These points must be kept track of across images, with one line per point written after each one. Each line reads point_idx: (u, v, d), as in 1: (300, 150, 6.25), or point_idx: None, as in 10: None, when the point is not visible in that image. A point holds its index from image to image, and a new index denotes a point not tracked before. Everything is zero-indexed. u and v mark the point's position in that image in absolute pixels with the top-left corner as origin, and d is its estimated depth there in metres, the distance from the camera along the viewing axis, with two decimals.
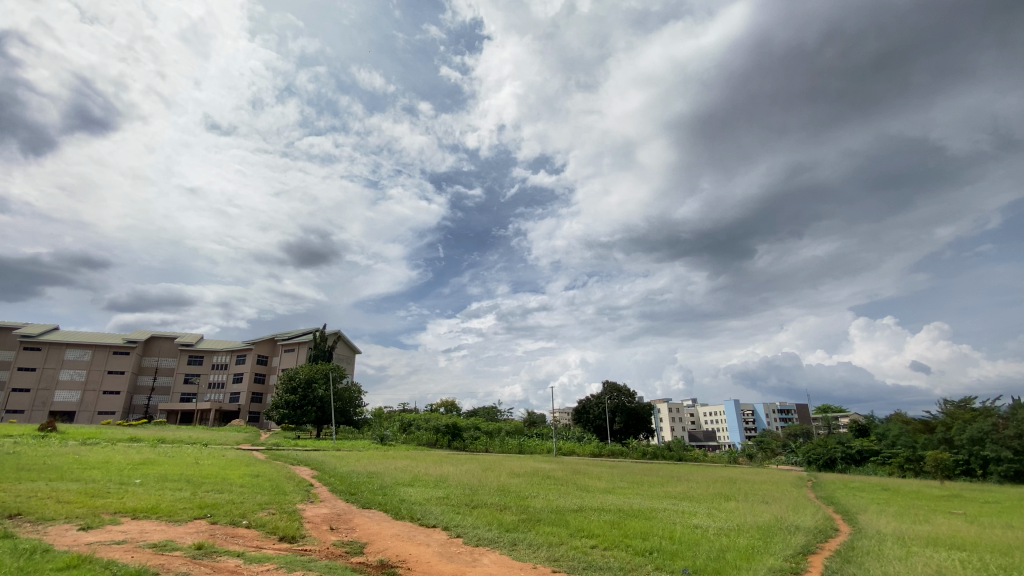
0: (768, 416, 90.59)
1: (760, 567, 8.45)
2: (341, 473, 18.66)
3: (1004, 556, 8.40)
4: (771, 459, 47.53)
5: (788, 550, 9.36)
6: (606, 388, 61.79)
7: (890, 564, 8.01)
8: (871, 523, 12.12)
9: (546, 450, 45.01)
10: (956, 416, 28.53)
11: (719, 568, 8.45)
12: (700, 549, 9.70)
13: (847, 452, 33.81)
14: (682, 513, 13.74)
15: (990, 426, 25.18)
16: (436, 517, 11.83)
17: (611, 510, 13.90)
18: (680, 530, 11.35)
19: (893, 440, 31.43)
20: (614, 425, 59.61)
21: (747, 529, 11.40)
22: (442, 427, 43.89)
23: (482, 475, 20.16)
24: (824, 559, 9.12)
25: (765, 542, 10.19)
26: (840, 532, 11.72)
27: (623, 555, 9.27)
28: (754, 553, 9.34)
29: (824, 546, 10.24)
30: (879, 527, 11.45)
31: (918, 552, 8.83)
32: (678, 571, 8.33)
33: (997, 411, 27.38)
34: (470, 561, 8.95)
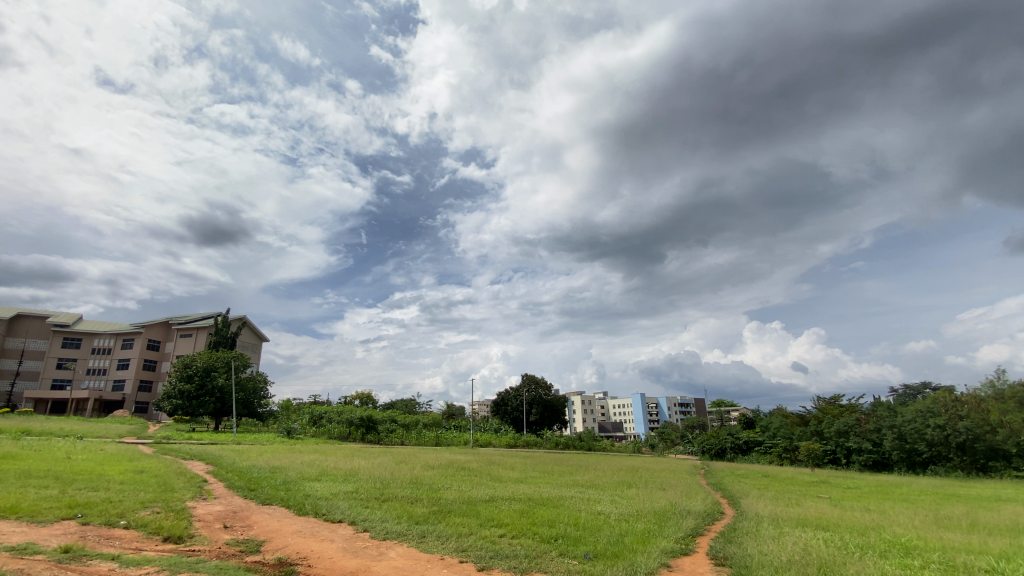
0: (670, 409, 97.42)
1: (654, 549, 9.04)
2: (239, 468, 17.40)
3: (859, 535, 9.66)
4: (671, 449, 51.16)
5: (679, 533, 10.13)
6: (525, 380, 63.21)
7: (764, 543, 8.94)
8: (750, 506, 13.48)
9: (463, 442, 45.08)
10: (826, 411, 32.59)
11: (618, 551, 8.93)
12: (601, 534, 10.21)
13: (736, 442, 37.22)
14: (587, 500, 14.40)
15: (854, 421, 28.84)
16: (342, 512, 11.44)
17: (521, 500, 14.24)
18: (584, 517, 11.88)
19: (774, 432, 35.00)
20: (531, 417, 61.13)
21: (644, 514, 12.19)
22: (356, 420, 42.47)
23: (394, 468, 19.79)
24: (709, 540, 9.99)
25: (660, 525, 10.97)
26: (725, 515, 12.92)
27: (529, 543, 9.52)
28: (649, 536, 10.01)
29: (710, 527, 11.24)
30: (758, 510, 12.75)
31: (789, 532, 9.95)
32: (580, 556, 8.70)
33: (858, 407, 31.59)
34: (376, 556, 8.74)
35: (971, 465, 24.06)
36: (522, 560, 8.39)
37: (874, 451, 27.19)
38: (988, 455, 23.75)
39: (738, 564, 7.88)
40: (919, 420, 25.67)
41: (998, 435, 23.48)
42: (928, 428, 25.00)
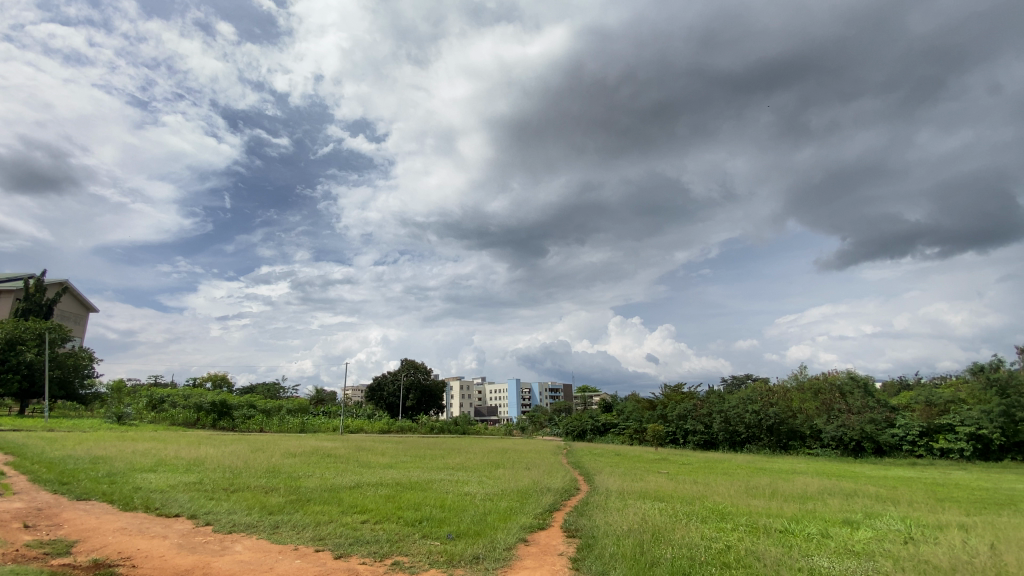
0: (542, 394, 102.88)
1: (514, 525, 9.50)
2: (50, 458, 14.60)
3: (687, 505, 11.12)
4: (540, 431, 54.05)
5: (538, 509, 10.78)
6: (403, 365, 62.08)
7: (611, 515, 9.88)
8: (602, 482, 14.86)
9: (332, 429, 42.94)
10: (671, 397, 36.88)
11: (480, 529, 9.22)
12: (466, 514, 10.45)
13: (595, 424, 40.69)
14: (455, 482, 14.67)
15: (691, 407, 33.00)
16: (182, 505, 10.23)
17: (387, 485, 13.99)
18: (451, 498, 12.06)
19: (627, 416, 38.62)
20: (407, 402, 60.14)
21: (508, 493, 12.77)
22: (207, 404, 38.18)
23: (249, 456, 18.16)
24: (564, 514, 10.79)
25: (522, 503, 11.55)
26: (580, 490, 14.05)
27: (393, 527, 9.42)
28: (511, 513, 10.51)
29: (566, 502, 12.15)
30: (608, 485, 14.08)
31: (632, 503, 11.15)
32: (443, 537, 8.81)
33: (695, 394, 36.29)
34: (219, 551, 7.96)
35: (776, 443, 28.91)
36: (384, 545, 8.26)
37: (706, 432, 31.48)
38: (788, 435, 28.66)
39: (587, 535, 8.61)
40: (741, 406, 30.26)
41: (796, 418, 28.54)
42: (747, 413, 29.63)
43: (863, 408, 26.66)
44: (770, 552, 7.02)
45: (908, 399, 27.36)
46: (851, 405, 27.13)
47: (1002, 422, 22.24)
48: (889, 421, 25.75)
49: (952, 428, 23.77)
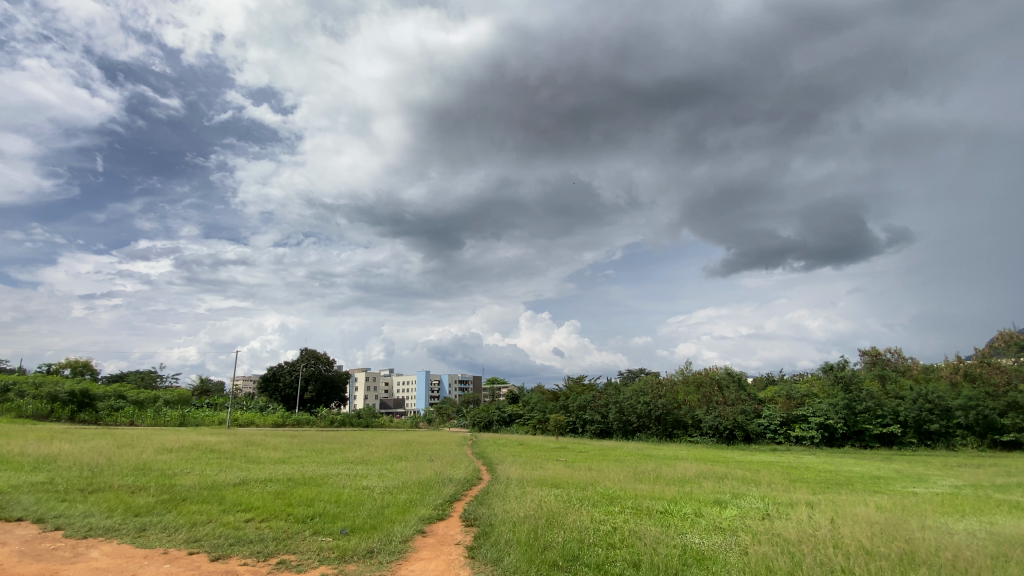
0: (451, 386, 102.38)
1: (412, 518, 9.38)
2: None
3: (580, 491, 11.71)
4: (446, 423, 53.85)
5: (438, 500, 10.76)
6: (303, 355, 58.56)
7: (510, 503, 10.13)
8: (504, 471, 15.18)
9: (219, 422, 39.38)
10: (573, 389, 38.58)
11: (376, 523, 8.99)
12: (362, 508, 10.13)
13: (501, 415, 41.51)
14: (353, 476, 14.17)
15: (591, 398, 34.85)
16: (23, 508, 8.80)
17: (277, 480, 13.13)
18: (347, 493, 11.63)
19: (532, 406, 39.72)
20: (305, 393, 56.81)
21: (409, 485, 12.59)
22: (63, 394, 33.28)
23: (114, 452, 16.08)
24: (463, 504, 10.87)
25: (422, 495, 11.45)
26: (482, 480, 14.22)
27: (281, 525, 8.87)
28: (410, 505, 10.36)
29: (467, 492, 12.25)
30: (509, 474, 14.41)
31: (531, 491, 11.51)
32: (336, 533, 8.47)
33: (595, 385, 38.32)
34: (70, 557, 6.97)
35: (662, 432, 31.42)
36: (269, 544, 7.76)
37: (602, 421, 33.40)
38: (673, 424, 31.23)
39: (485, 523, 8.75)
40: (634, 397, 32.54)
41: (680, 409, 31.15)
42: (639, 404, 31.93)
43: (736, 400, 29.86)
44: (650, 532, 7.61)
45: (772, 393, 30.98)
46: (727, 397, 30.27)
47: (844, 414, 25.93)
48: (756, 411, 29.08)
49: (806, 419, 27.35)
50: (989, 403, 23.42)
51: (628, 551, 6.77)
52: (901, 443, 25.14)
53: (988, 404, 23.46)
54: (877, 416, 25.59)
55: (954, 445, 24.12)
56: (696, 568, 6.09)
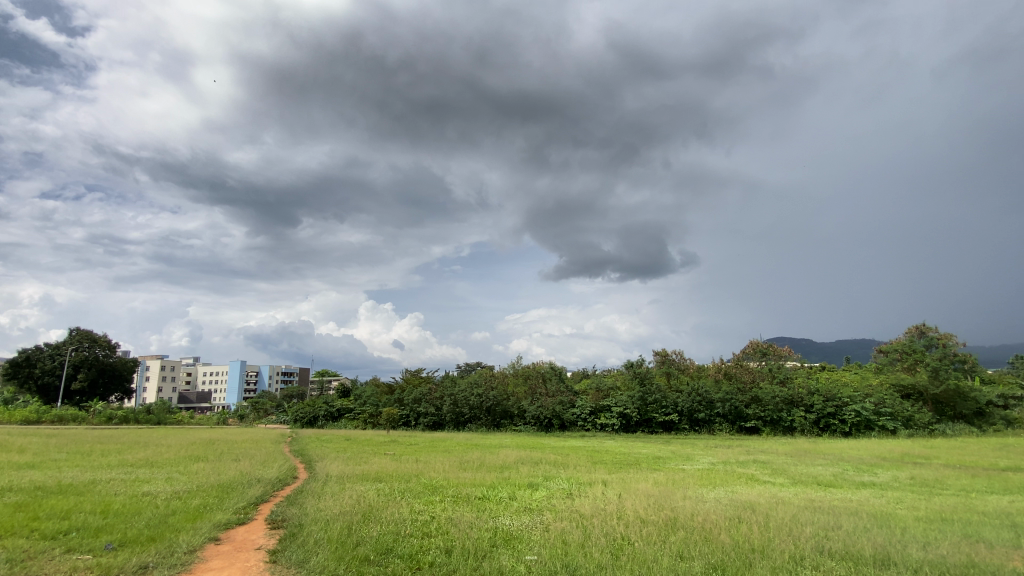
0: (271, 378, 92.55)
1: (205, 524, 8.22)
2: None
3: (403, 483, 11.57)
4: (263, 419, 48.53)
5: (240, 503, 9.63)
6: (73, 337, 47.26)
7: (325, 501, 9.53)
8: (324, 468, 14.22)
9: None
10: (409, 381, 38.19)
11: (156, 534, 7.67)
12: (139, 518, 8.54)
13: (329, 410, 38.98)
14: (131, 482, 11.83)
15: (426, 391, 34.98)
16: None
17: (17, 489, 10.30)
18: (120, 501, 9.69)
19: (364, 400, 38.11)
20: (73, 384, 45.77)
21: (204, 489, 11.00)
22: None
23: None
24: (270, 505, 9.91)
25: (220, 498, 10.11)
26: (296, 478, 13.15)
27: (16, 544, 6.98)
28: (203, 511, 9.05)
29: (277, 493, 11.21)
30: (328, 471, 13.56)
31: (350, 487, 11.01)
32: (98, 549, 6.98)
33: (431, 378, 38.46)
34: None
35: (491, 422, 32.88)
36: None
37: (435, 413, 33.66)
38: (501, 414, 32.89)
39: (293, 524, 8.10)
40: (468, 390, 33.55)
41: (509, 400, 32.99)
42: (472, 396, 33.03)
43: (556, 391, 32.89)
44: (465, 518, 7.90)
45: (585, 385, 34.77)
46: (550, 389, 33.08)
47: (639, 404, 30.47)
48: (571, 402, 32.37)
49: (610, 408, 31.26)
50: (739, 397, 29.59)
51: (442, 538, 6.91)
52: (677, 429, 30.27)
53: (738, 397, 29.59)
54: (662, 406, 30.46)
55: (714, 431, 29.70)
56: (503, 548, 6.48)
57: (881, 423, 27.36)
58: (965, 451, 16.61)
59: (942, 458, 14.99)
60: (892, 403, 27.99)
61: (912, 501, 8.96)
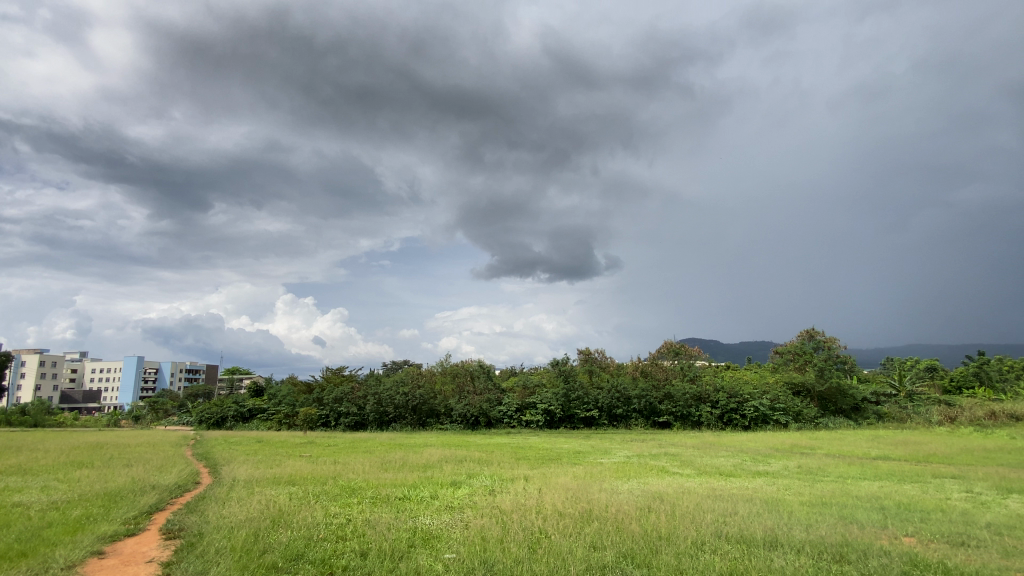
0: (174, 376, 84.84)
1: (87, 537, 7.35)
2: None
3: (318, 486, 11.04)
4: (163, 421, 44.33)
5: (130, 513, 8.72)
6: None
7: (229, 507, 8.85)
8: (230, 472, 13.23)
9: None
10: (329, 380, 36.60)
11: (26, 549, 6.74)
12: (4, 533, 7.46)
13: (239, 410, 36.45)
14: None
15: (348, 390, 33.66)
16: None
17: None
18: None
19: (279, 399, 36.00)
20: None
21: (87, 498, 9.83)
22: None
23: None
24: (167, 514, 9.08)
25: (107, 508, 9.09)
26: (198, 484, 12.12)
27: None
28: (85, 523, 8.09)
29: (174, 500, 10.28)
30: (236, 476, 12.65)
31: (260, 491, 10.33)
32: None
33: (354, 376, 37.08)
34: None
35: (416, 422, 32.33)
36: None
37: (358, 413, 32.54)
38: (427, 413, 32.44)
39: (192, 533, 7.48)
40: (393, 388, 32.75)
41: (435, 399, 32.60)
42: (397, 394, 32.28)
43: (483, 389, 33.03)
44: (383, 519, 7.70)
45: (512, 383, 35.19)
46: (478, 387, 33.15)
47: (562, 401, 31.36)
48: (498, 400, 32.60)
49: (535, 405, 31.92)
50: (653, 394, 31.36)
51: (358, 541, 6.68)
52: (597, 424, 31.40)
53: (653, 394, 31.36)
54: (584, 403, 31.52)
55: (630, 425, 31.14)
56: (421, 547, 6.41)
57: (775, 417, 30.08)
58: (843, 441, 18.75)
59: (824, 448, 16.82)
60: (785, 399, 30.94)
61: (798, 487, 9.99)
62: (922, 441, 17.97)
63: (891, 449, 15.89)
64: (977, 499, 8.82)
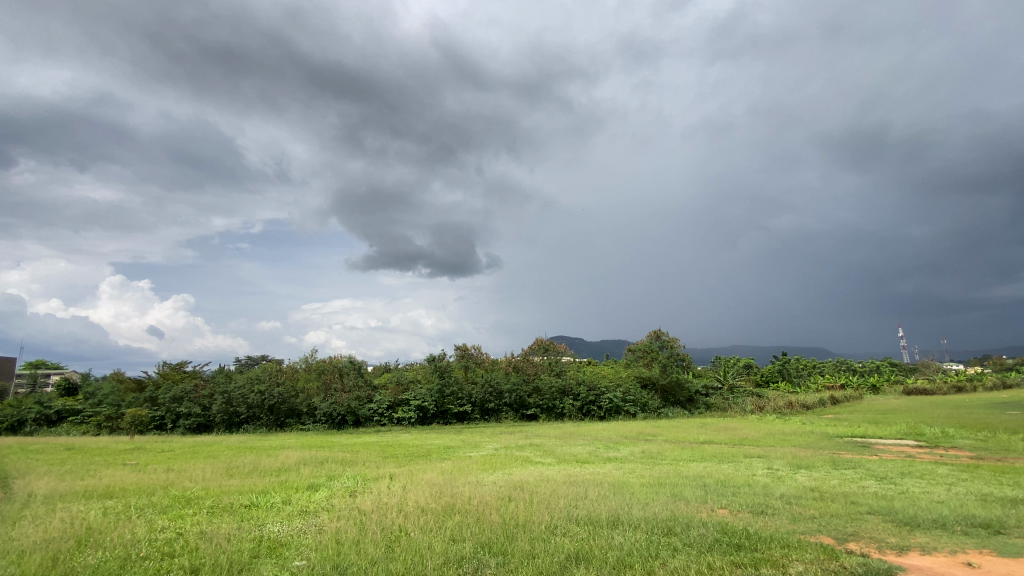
0: None
1: None
2: None
3: (145, 497, 9.56)
4: None
5: None
6: None
7: (19, 528, 7.25)
8: (24, 487, 10.85)
9: None
10: (168, 376, 31.97)
11: None
12: None
13: (43, 413, 30.21)
14: None
15: (191, 387, 29.76)
16: None
17: None
18: None
19: (100, 399, 30.50)
20: None
21: None
22: None
23: None
24: None
25: None
26: None
27: None
28: None
29: None
30: (33, 490, 10.42)
31: (65, 507, 8.64)
32: None
33: (200, 373, 32.91)
34: None
35: (273, 422, 29.67)
36: None
37: (202, 414, 28.92)
38: (287, 413, 29.95)
39: None
40: (247, 386, 29.71)
41: (296, 397, 30.27)
42: (251, 393, 29.32)
43: (352, 386, 31.46)
44: (222, 530, 6.93)
45: (385, 379, 34.02)
46: (345, 384, 31.41)
47: (436, 397, 31.19)
48: (368, 397, 31.33)
49: (408, 402, 31.27)
50: (523, 388, 32.72)
51: (189, 557, 5.92)
52: (469, 419, 31.68)
53: (523, 388, 32.72)
54: (457, 398, 31.68)
55: (500, 419, 31.96)
56: (266, 557, 5.89)
57: (626, 408, 33.26)
58: (680, 428, 21.41)
59: (664, 435, 19.06)
60: (635, 392, 34.44)
61: (641, 470, 11.17)
62: (739, 427, 21.27)
63: (715, 434, 18.57)
64: (774, 474, 10.71)
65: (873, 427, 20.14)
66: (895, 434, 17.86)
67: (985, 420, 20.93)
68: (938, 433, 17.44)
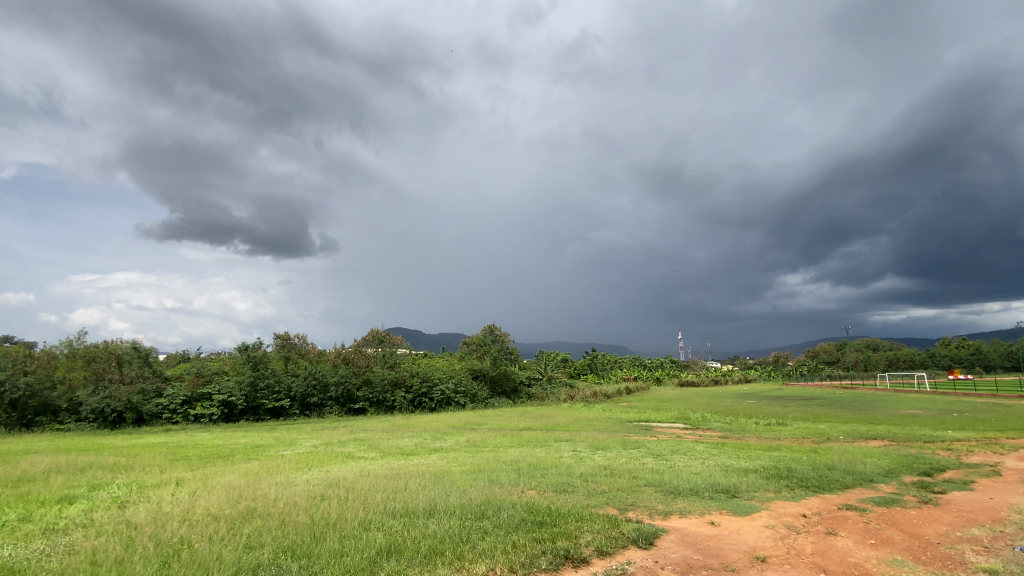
0: None
1: None
2: None
3: None
4: None
5: None
6: None
7: None
8: None
9: None
10: None
11: None
12: None
13: None
14: None
15: None
16: None
17: None
18: None
19: None
20: None
21: None
22: None
23: None
24: None
25: None
26: None
27: None
28: None
29: None
30: None
31: None
32: None
33: None
34: None
35: (15, 421, 23.34)
36: None
37: None
38: (35, 410, 23.77)
39: None
40: None
41: (53, 390, 24.19)
42: None
43: (135, 378, 26.15)
44: None
45: (182, 369, 29.15)
46: (126, 374, 25.94)
47: (247, 390, 27.85)
48: (157, 391, 26.52)
49: (209, 397, 27.32)
50: (352, 380, 31.20)
51: None
52: (286, 414, 28.99)
53: (352, 381, 31.15)
54: (273, 392, 28.74)
55: (323, 414, 29.86)
56: None
57: (456, 399, 34.05)
58: (503, 417, 22.66)
59: (487, 424, 19.97)
60: (466, 383, 35.47)
61: (463, 458, 11.52)
62: (552, 415, 23.39)
63: (532, 422, 20.09)
64: (577, 455, 12.04)
65: (655, 413, 23.99)
66: (671, 419, 21.49)
67: (731, 407, 26.56)
68: (700, 417, 21.56)
